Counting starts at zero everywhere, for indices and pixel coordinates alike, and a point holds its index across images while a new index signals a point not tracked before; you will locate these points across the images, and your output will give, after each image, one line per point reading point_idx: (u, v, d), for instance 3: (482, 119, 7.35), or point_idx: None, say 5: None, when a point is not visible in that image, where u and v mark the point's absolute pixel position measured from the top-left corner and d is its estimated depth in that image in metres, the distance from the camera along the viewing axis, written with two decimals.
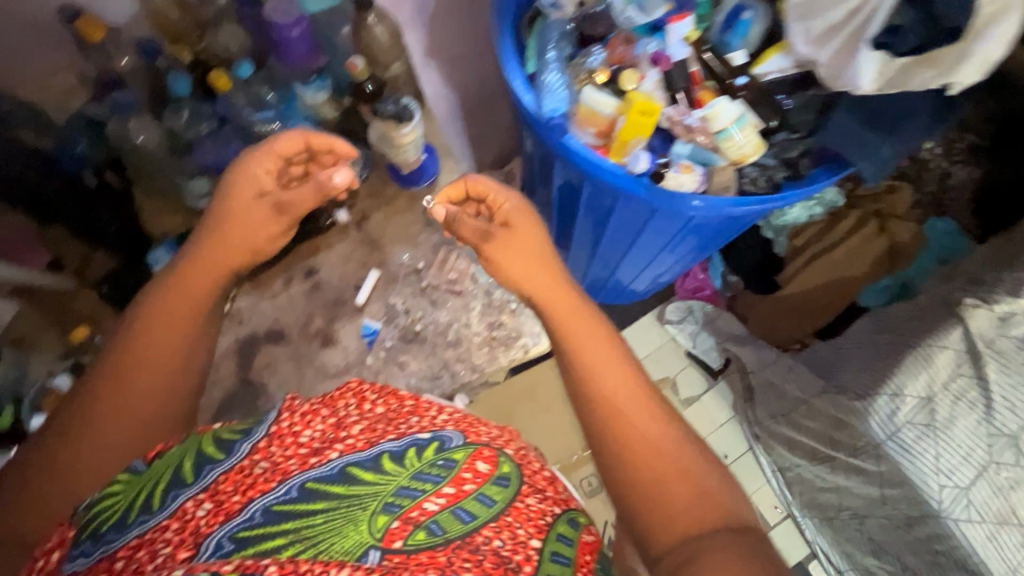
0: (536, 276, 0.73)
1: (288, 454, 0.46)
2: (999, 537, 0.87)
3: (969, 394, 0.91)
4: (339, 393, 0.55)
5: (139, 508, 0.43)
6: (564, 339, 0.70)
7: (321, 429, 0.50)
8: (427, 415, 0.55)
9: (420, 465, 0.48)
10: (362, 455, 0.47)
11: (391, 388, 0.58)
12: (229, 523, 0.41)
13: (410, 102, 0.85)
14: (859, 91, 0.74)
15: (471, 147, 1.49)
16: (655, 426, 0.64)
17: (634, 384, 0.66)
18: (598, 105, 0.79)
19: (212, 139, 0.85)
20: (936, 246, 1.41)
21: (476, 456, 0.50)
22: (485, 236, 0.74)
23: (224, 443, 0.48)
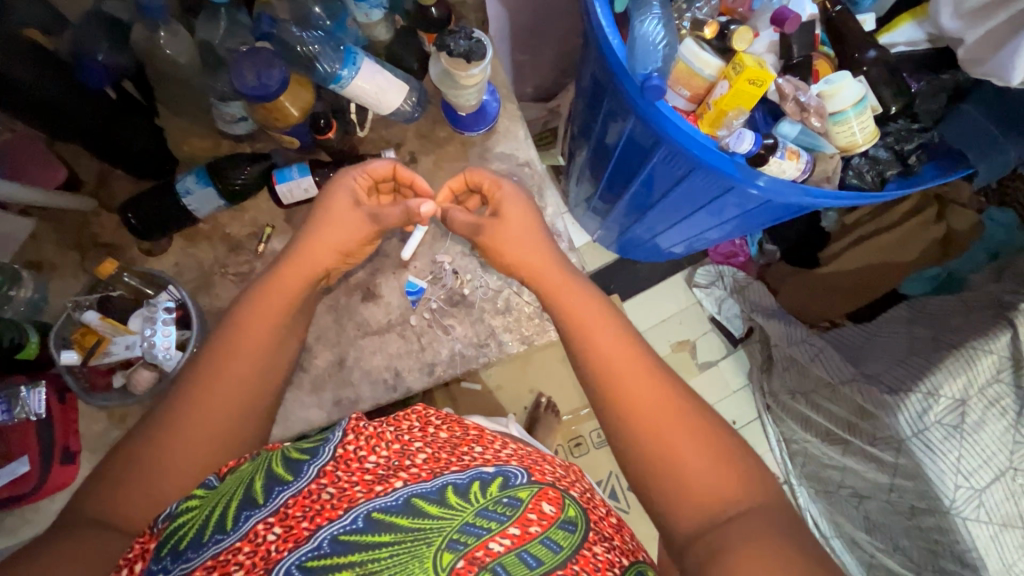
0: (523, 250, 0.68)
1: (354, 480, 0.45)
2: (1001, 537, 1.01)
3: (1003, 401, 1.02)
4: (404, 414, 0.53)
5: (213, 527, 0.43)
6: (568, 328, 0.63)
7: (386, 455, 0.47)
8: (491, 446, 0.52)
9: (485, 502, 0.44)
10: (426, 486, 0.44)
11: (455, 416, 0.56)
12: (298, 550, 0.40)
13: (483, 36, 0.73)
14: (1007, 80, 0.64)
15: (517, 75, 1.35)
16: (656, 398, 0.56)
17: (661, 384, 0.57)
18: (699, 64, 0.70)
19: (252, 58, 0.70)
20: (989, 239, 1.32)
21: (541, 497, 0.46)
22: (478, 230, 0.70)
23: (293, 464, 0.46)
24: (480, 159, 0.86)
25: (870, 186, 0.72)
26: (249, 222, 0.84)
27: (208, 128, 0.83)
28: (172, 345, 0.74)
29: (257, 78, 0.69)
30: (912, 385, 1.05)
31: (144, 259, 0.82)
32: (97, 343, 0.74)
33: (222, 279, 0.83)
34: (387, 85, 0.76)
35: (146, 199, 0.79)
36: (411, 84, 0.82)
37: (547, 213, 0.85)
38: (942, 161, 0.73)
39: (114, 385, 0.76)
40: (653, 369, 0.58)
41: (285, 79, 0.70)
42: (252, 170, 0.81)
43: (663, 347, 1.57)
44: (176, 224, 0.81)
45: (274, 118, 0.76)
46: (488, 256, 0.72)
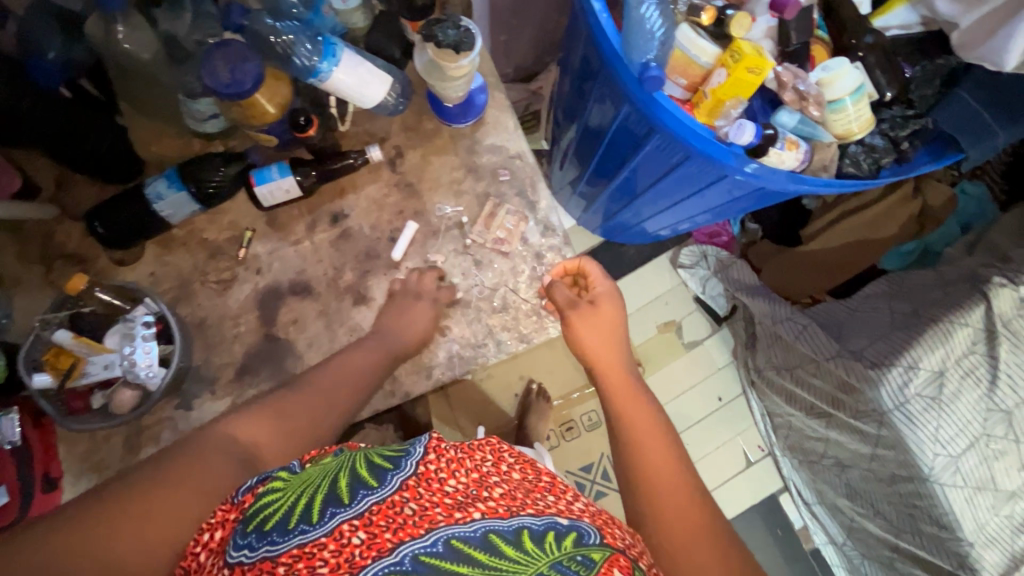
0: (607, 349, 0.75)
1: (435, 501, 0.43)
2: (974, 499, 1.06)
3: (978, 370, 1.05)
4: (478, 444, 0.52)
5: (300, 516, 0.42)
6: (623, 425, 0.67)
7: (465, 482, 0.46)
8: (564, 497, 0.49)
9: (559, 555, 0.41)
10: (504, 525, 0.42)
11: (527, 457, 0.54)
12: (381, 560, 0.39)
13: (472, 23, 0.68)
14: (999, 62, 0.64)
15: (496, 58, 1.31)
16: (693, 513, 0.58)
17: (694, 499, 0.59)
18: (695, 51, 0.68)
19: (222, 52, 0.64)
20: (962, 212, 1.37)
21: (613, 563, 0.42)
22: (573, 304, 0.76)
23: (377, 469, 0.45)
24: (469, 153, 0.83)
25: (866, 173, 0.72)
26: (228, 225, 0.80)
27: (176, 127, 0.77)
28: (154, 363, 0.69)
29: (230, 74, 0.64)
30: (893, 359, 1.08)
31: (116, 269, 0.77)
32: (73, 365, 0.69)
33: (203, 287, 0.79)
34: (370, 77, 0.72)
35: (116, 206, 0.74)
36: (395, 75, 0.78)
37: (542, 207, 0.83)
38: (934, 144, 0.75)
39: (93, 406, 0.72)
40: (693, 488, 0.61)
41: (260, 74, 0.65)
42: (228, 171, 0.76)
43: (650, 329, 1.58)
44: (148, 232, 0.76)
45: (249, 116, 0.71)
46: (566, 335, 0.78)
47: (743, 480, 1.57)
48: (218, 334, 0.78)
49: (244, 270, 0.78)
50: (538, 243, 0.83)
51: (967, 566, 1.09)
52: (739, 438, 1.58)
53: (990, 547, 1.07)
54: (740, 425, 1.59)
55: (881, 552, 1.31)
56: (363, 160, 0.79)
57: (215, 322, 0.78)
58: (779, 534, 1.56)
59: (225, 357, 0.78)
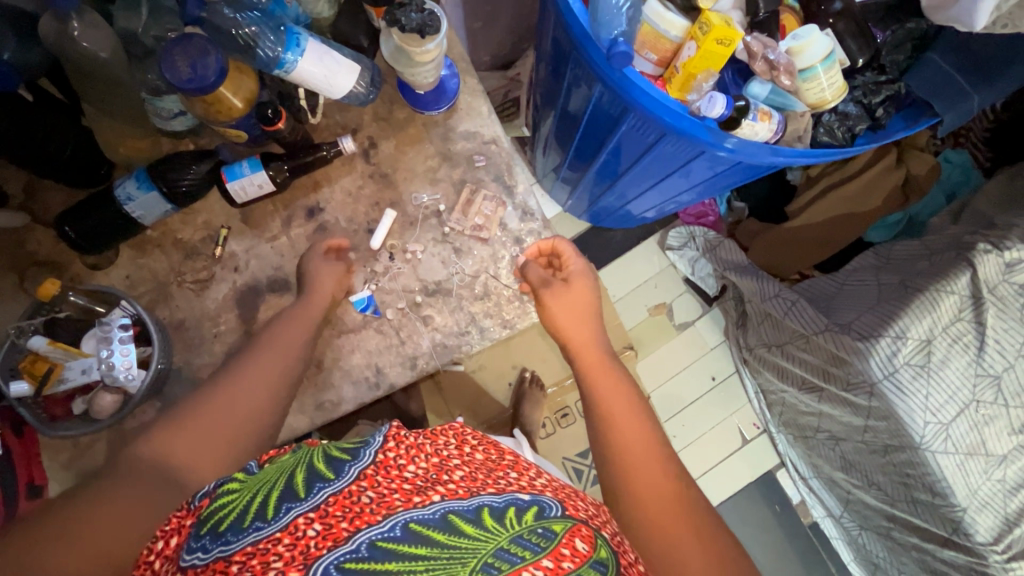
0: (580, 329, 0.74)
1: (393, 487, 0.43)
2: (967, 464, 1.07)
3: (966, 337, 1.06)
4: (440, 429, 0.52)
5: (254, 514, 0.41)
6: (596, 402, 0.67)
7: (424, 467, 0.46)
8: (526, 474, 0.49)
9: (520, 529, 0.41)
10: (463, 504, 0.42)
11: (491, 438, 0.54)
12: (336, 549, 0.38)
13: (436, 6, 0.67)
14: (972, 21, 0.62)
15: (472, 46, 1.29)
16: (665, 484, 0.58)
17: (666, 469, 0.60)
18: (664, 25, 0.67)
19: (182, 47, 0.63)
20: (946, 181, 1.37)
21: (575, 534, 0.42)
22: (547, 283, 0.75)
23: (335, 462, 0.45)
24: (444, 140, 0.82)
25: (841, 142, 0.71)
26: (203, 225, 0.79)
27: (143, 126, 0.76)
28: (133, 365, 0.69)
29: (192, 69, 0.63)
30: (880, 330, 1.08)
31: (91, 274, 0.77)
32: (49, 371, 0.69)
33: (180, 289, 0.78)
34: (337, 66, 0.71)
35: (84, 210, 0.73)
36: (363, 64, 0.76)
37: (519, 191, 0.82)
38: (912, 109, 0.73)
39: (74, 412, 0.71)
40: (667, 461, 0.61)
41: (223, 68, 0.64)
42: (199, 169, 0.75)
43: (641, 313, 1.58)
44: (121, 234, 0.75)
45: (216, 111, 0.70)
46: (542, 316, 0.77)
47: (740, 458, 1.58)
48: (198, 335, 0.78)
49: (221, 269, 0.77)
50: (518, 229, 0.82)
51: (962, 531, 1.10)
52: (734, 416, 1.59)
53: (983, 511, 1.08)
54: (735, 404, 1.60)
55: (878, 523, 1.32)
56: (336, 151, 0.78)
57: (195, 323, 0.78)
58: (777, 509, 1.57)
59: (208, 358, 0.78)
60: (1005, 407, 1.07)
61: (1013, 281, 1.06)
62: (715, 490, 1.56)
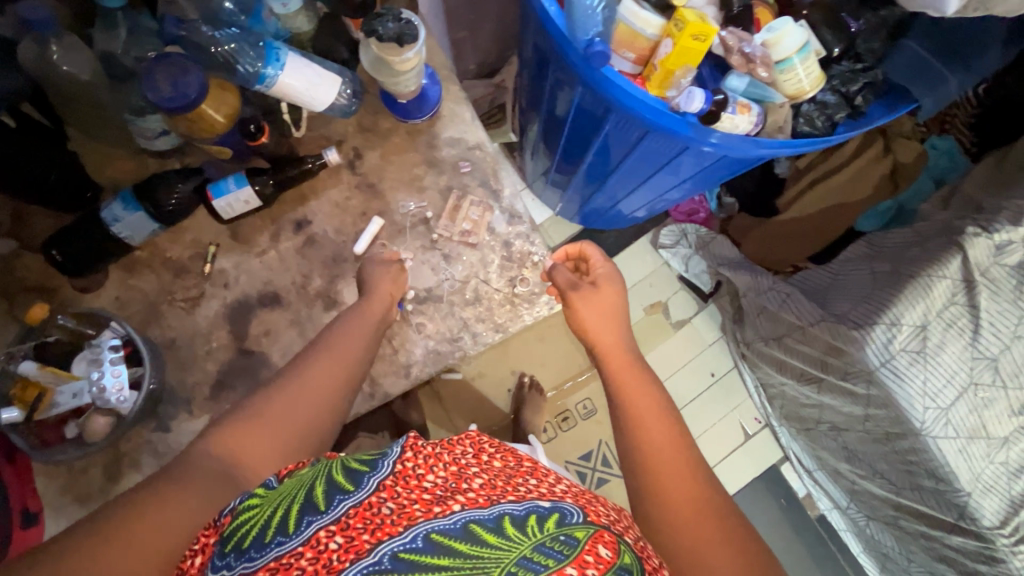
0: (607, 330, 0.73)
1: (413, 498, 0.42)
2: (968, 449, 1.07)
3: (960, 321, 1.06)
4: (458, 438, 0.50)
5: (276, 528, 0.41)
6: (624, 406, 0.66)
7: (444, 476, 0.45)
8: (546, 480, 0.49)
9: (542, 537, 0.40)
10: (484, 513, 0.41)
11: (508, 445, 0.53)
12: (360, 561, 0.38)
13: (412, 15, 0.68)
14: (943, 5, 0.62)
15: (456, 54, 1.30)
16: (694, 491, 0.58)
17: (694, 477, 0.59)
18: (640, 24, 0.68)
19: (163, 66, 0.64)
20: (934, 166, 1.37)
21: (598, 540, 0.42)
22: (575, 286, 0.75)
23: (354, 473, 0.45)
24: (429, 148, 0.83)
25: (822, 130, 0.71)
26: (191, 243, 0.79)
27: (126, 148, 0.76)
28: (124, 386, 0.68)
29: (173, 87, 0.63)
30: (875, 318, 1.08)
31: (80, 297, 0.76)
32: (39, 397, 0.68)
33: (171, 308, 0.78)
34: (317, 79, 0.71)
35: (74, 233, 0.73)
36: (345, 75, 0.77)
37: (505, 195, 0.82)
38: (889, 96, 0.73)
39: (67, 436, 0.70)
40: (696, 469, 0.60)
41: (203, 84, 0.65)
42: (185, 187, 0.75)
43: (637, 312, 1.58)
44: (111, 256, 0.76)
45: (198, 128, 0.70)
46: (570, 317, 0.76)
47: (742, 454, 1.57)
48: (190, 352, 0.77)
49: (211, 286, 0.77)
50: (506, 232, 0.82)
51: (968, 516, 1.10)
52: (735, 412, 1.59)
53: (987, 495, 1.08)
54: (735, 399, 1.60)
55: (885, 512, 1.31)
56: (321, 164, 0.78)
57: (186, 341, 0.78)
58: (783, 504, 1.56)
59: (200, 376, 0.77)
60: (1004, 389, 1.07)
61: (1004, 263, 1.06)
62: None
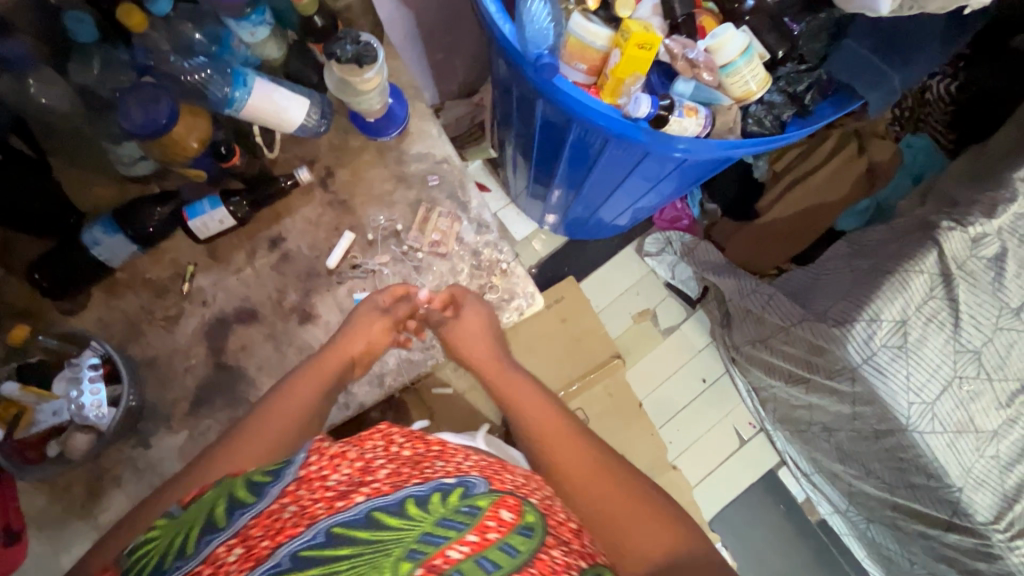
0: (485, 358, 0.78)
1: (316, 498, 0.44)
2: (956, 443, 1.06)
3: (940, 315, 1.05)
4: (367, 433, 0.53)
5: (175, 554, 0.43)
6: (526, 425, 0.72)
7: (348, 473, 0.47)
8: (453, 460, 0.52)
9: (445, 511, 0.42)
10: (387, 499, 0.43)
11: (418, 432, 0.56)
12: (258, 568, 0.38)
13: (372, 38, 0.73)
14: (878, 7, 0.65)
15: (435, 74, 1.34)
16: (595, 472, 0.67)
17: (593, 461, 0.68)
18: (589, 37, 0.70)
19: (136, 96, 0.67)
20: (910, 164, 1.39)
21: (500, 505, 0.45)
22: (443, 325, 0.79)
23: (254, 487, 0.47)
24: (398, 164, 0.86)
25: (771, 129, 0.74)
26: (170, 263, 0.82)
27: (108, 174, 0.80)
28: (102, 404, 0.71)
29: (145, 113, 0.67)
30: (855, 314, 1.05)
31: (65, 319, 0.79)
32: (18, 415, 0.70)
33: (151, 327, 0.80)
34: (285, 102, 0.75)
35: (55, 258, 0.76)
36: (313, 98, 0.80)
37: (473, 206, 0.85)
38: (837, 94, 0.75)
39: (48, 455, 0.73)
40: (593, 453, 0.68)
41: (174, 110, 0.68)
42: (163, 212, 0.79)
43: (625, 320, 1.58)
44: (92, 279, 0.79)
45: (171, 153, 0.74)
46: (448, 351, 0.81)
47: (739, 459, 1.56)
48: (169, 369, 0.79)
49: (189, 304, 0.80)
50: (475, 242, 0.84)
51: (961, 512, 1.08)
52: (729, 417, 1.58)
53: (979, 489, 1.07)
54: (727, 405, 1.59)
55: (883, 513, 1.29)
56: (293, 183, 0.82)
57: (166, 359, 0.80)
58: (783, 509, 1.54)
59: (179, 392, 0.79)
60: (988, 381, 1.07)
61: (980, 255, 1.06)
62: (717, 495, 1.53)
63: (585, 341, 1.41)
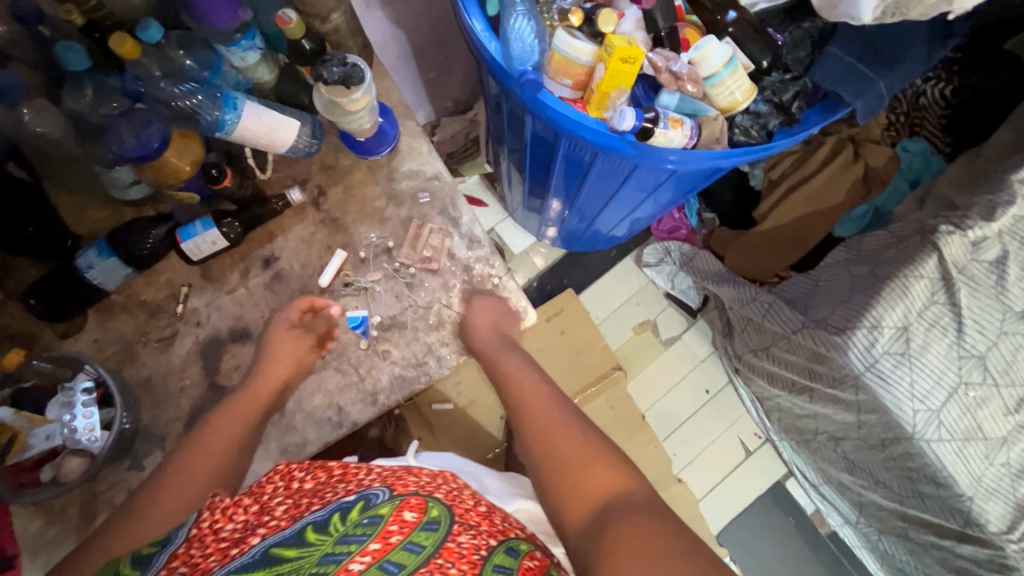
0: (488, 339, 0.81)
1: (208, 552, 0.47)
2: (964, 450, 1.03)
3: (943, 320, 1.03)
4: (267, 480, 0.56)
5: None
6: (519, 402, 0.77)
7: (243, 520, 0.51)
8: (355, 478, 0.53)
9: (345, 528, 0.45)
10: (285, 533, 0.46)
11: (320, 461, 0.58)
12: None
13: (358, 61, 0.74)
14: (858, 16, 0.66)
15: (430, 91, 1.36)
16: (576, 444, 0.70)
17: (577, 436, 0.71)
18: (574, 53, 0.70)
19: (128, 121, 0.68)
20: (908, 169, 1.37)
21: (401, 507, 0.47)
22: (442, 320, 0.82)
23: (144, 558, 0.48)
24: (389, 181, 0.86)
25: (758, 139, 0.76)
26: (165, 284, 0.82)
27: (103, 199, 0.81)
28: (96, 427, 0.72)
29: (136, 138, 0.68)
30: (856, 321, 1.04)
31: (60, 342, 0.79)
32: (13, 439, 0.71)
33: (146, 348, 0.81)
34: (276, 123, 0.76)
35: (50, 281, 0.76)
36: (305, 119, 0.82)
37: (464, 221, 0.85)
38: (824, 103, 0.76)
39: (43, 479, 0.72)
40: (579, 430, 0.72)
41: (166, 135, 0.70)
42: (158, 233, 0.79)
43: (626, 331, 1.57)
44: (87, 301, 0.79)
45: (163, 176, 0.75)
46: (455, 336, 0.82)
47: (745, 470, 1.53)
48: (164, 391, 0.80)
49: (183, 324, 0.80)
50: (466, 257, 0.84)
51: (973, 522, 1.05)
52: (734, 427, 1.55)
53: (990, 498, 1.04)
54: (732, 415, 1.56)
55: (894, 524, 1.26)
56: (285, 203, 0.83)
57: (160, 380, 0.80)
58: (792, 521, 1.51)
59: (173, 413, 0.79)
60: (995, 386, 1.04)
61: (980, 259, 1.05)
62: (724, 507, 1.50)
63: (585, 353, 1.41)
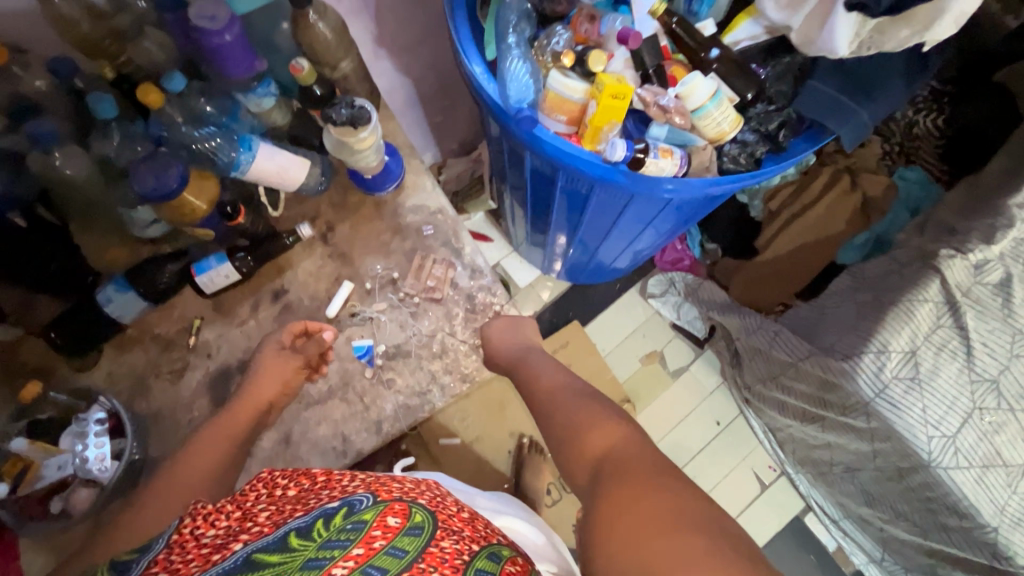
0: (509, 337, 0.83)
1: (187, 558, 0.43)
2: (986, 479, 0.98)
3: (951, 343, 1.00)
4: (250, 487, 0.53)
5: None
6: (537, 394, 0.77)
7: (226, 526, 0.47)
8: (340, 485, 0.50)
9: (328, 534, 0.42)
10: (267, 539, 0.43)
11: (305, 468, 0.55)
12: None
13: (365, 103, 0.78)
14: (834, 51, 0.70)
15: (435, 134, 1.42)
16: (589, 412, 0.69)
17: (593, 407, 0.69)
18: (567, 91, 0.75)
19: (149, 164, 0.73)
20: (907, 196, 1.36)
21: (385, 512, 0.45)
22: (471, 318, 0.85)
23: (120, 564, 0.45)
24: (394, 216, 0.90)
25: (747, 166, 0.78)
26: (178, 318, 0.85)
27: (123, 238, 0.85)
28: (106, 457, 0.75)
29: (156, 179, 0.72)
30: (862, 346, 1.02)
31: (75, 375, 0.81)
32: (25, 469, 0.74)
33: (157, 381, 0.83)
34: (287, 163, 0.81)
35: (71, 316, 0.79)
36: (315, 159, 0.87)
37: (466, 252, 0.87)
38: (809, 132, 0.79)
39: (51, 511, 0.75)
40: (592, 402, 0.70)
41: (183, 175, 0.74)
42: (173, 269, 0.83)
43: (634, 363, 1.56)
44: (103, 336, 0.82)
45: (180, 215, 0.78)
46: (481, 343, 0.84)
47: (761, 505, 1.49)
48: (173, 423, 0.81)
49: (194, 356, 0.83)
50: (468, 286, 0.86)
51: (1001, 556, 1.01)
52: (747, 461, 1.51)
53: (1017, 530, 0.99)
54: (744, 447, 1.53)
55: (921, 561, 1.21)
56: (295, 238, 0.86)
57: (169, 413, 0.81)
58: (814, 560, 1.45)
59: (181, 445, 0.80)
60: (1011, 412, 0.98)
61: (986, 281, 1.02)
62: None
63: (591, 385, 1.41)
